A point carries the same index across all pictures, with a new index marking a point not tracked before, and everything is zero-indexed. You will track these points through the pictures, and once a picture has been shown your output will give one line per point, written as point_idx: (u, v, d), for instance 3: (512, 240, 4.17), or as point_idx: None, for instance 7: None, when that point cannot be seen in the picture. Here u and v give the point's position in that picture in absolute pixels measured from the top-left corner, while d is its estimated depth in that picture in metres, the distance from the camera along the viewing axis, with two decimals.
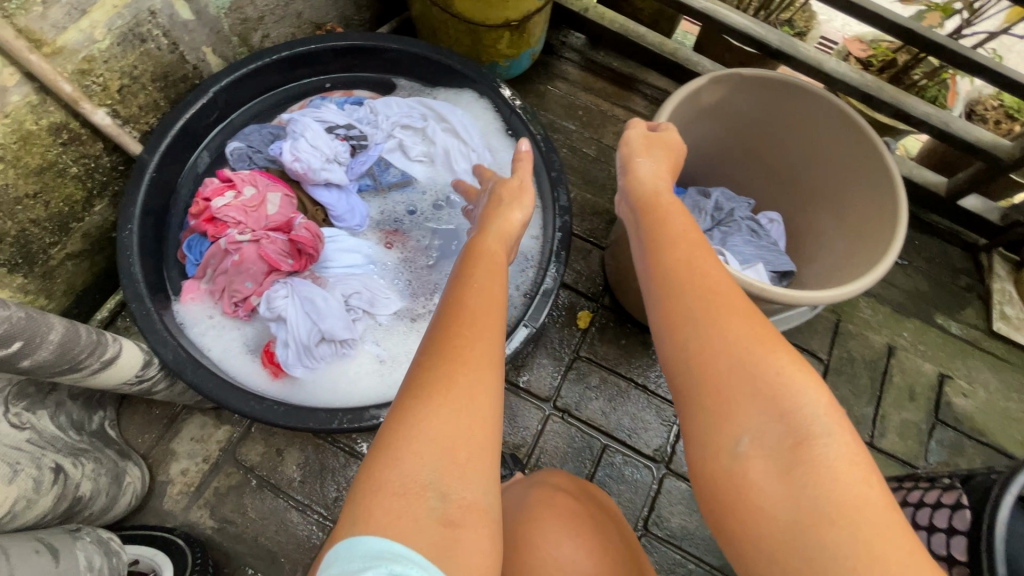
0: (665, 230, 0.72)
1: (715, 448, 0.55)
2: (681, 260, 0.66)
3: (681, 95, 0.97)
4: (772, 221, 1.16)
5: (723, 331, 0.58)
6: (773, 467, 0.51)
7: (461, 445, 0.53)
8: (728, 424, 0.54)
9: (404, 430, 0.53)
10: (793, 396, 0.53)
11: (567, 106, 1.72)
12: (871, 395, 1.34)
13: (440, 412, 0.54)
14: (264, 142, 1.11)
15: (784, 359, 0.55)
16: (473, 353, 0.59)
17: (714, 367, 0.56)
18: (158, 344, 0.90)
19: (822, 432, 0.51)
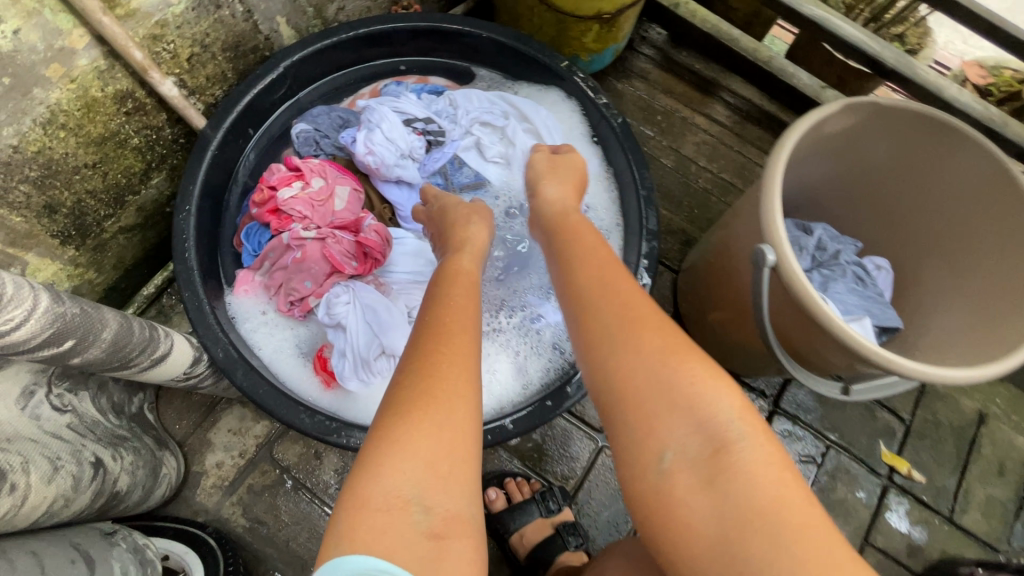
0: (581, 249, 0.74)
1: (643, 465, 0.56)
2: (593, 280, 0.68)
3: (810, 120, 0.85)
4: (879, 267, 1.03)
5: (637, 349, 0.60)
6: (697, 477, 0.54)
7: (442, 458, 0.52)
8: (653, 438, 0.56)
9: (386, 447, 0.52)
10: (708, 403, 0.56)
11: (645, 109, 1.53)
12: (955, 466, 1.22)
13: (421, 428, 0.53)
14: (334, 128, 1.04)
15: (696, 368, 0.58)
16: (449, 365, 0.58)
17: (634, 384, 0.58)
18: (209, 340, 0.84)
19: (738, 437, 0.54)
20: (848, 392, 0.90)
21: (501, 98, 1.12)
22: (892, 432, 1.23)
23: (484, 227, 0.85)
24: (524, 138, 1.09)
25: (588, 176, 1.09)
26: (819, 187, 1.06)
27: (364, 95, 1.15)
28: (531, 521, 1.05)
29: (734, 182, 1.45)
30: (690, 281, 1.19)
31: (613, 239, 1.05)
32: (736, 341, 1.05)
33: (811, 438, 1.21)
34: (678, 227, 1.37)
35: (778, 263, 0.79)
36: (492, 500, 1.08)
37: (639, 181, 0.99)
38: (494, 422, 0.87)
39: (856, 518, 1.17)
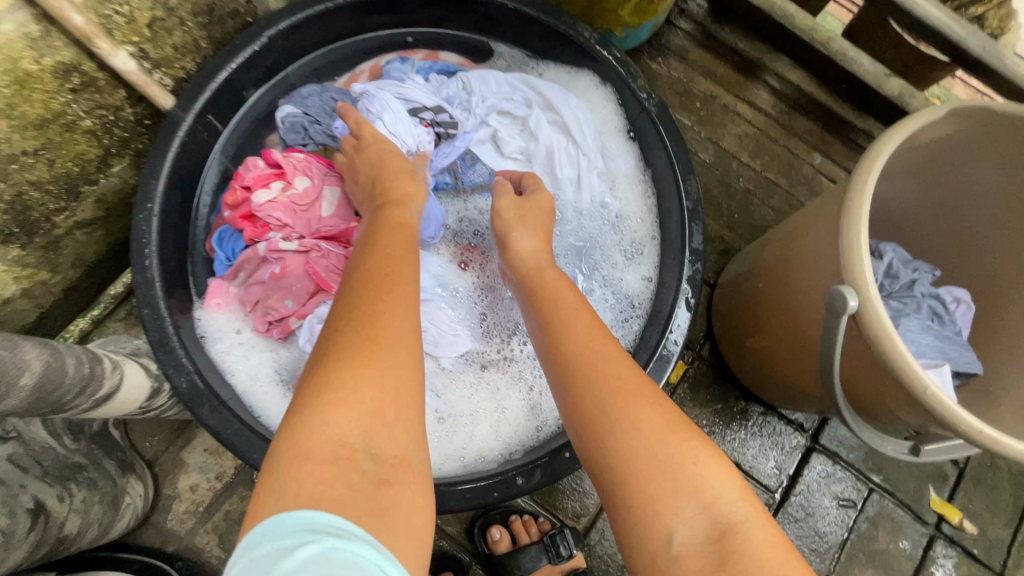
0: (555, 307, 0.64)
1: (653, 554, 0.45)
2: (578, 343, 0.58)
3: (906, 127, 0.70)
4: (958, 300, 0.87)
5: (631, 419, 0.50)
6: (708, 565, 0.43)
7: (389, 403, 0.44)
8: (656, 520, 0.46)
9: (326, 393, 0.43)
10: (709, 483, 0.46)
11: (681, 94, 1.29)
12: (1012, 516, 1.09)
13: (370, 373, 0.44)
14: (326, 112, 0.89)
15: (695, 444, 0.49)
16: (392, 310, 0.50)
17: (632, 461, 0.48)
18: (170, 368, 0.72)
19: (743, 519, 0.45)
20: (917, 452, 0.75)
21: (525, 82, 0.96)
22: (944, 476, 1.10)
23: (414, 184, 0.76)
24: (548, 131, 0.95)
25: (621, 177, 0.95)
26: (887, 201, 0.93)
27: (364, 72, 0.99)
28: (540, 567, 0.95)
29: (778, 182, 1.27)
30: (729, 300, 1.03)
31: (648, 255, 0.91)
32: (779, 376, 0.91)
33: (851, 480, 1.09)
34: (715, 233, 1.22)
35: (859, 313, 0.65)
36: (495, 541, 0.98)
37: (684, 189, 0.83)
38: (501, 475, 0.75)
39: (896, 570, 1.06)
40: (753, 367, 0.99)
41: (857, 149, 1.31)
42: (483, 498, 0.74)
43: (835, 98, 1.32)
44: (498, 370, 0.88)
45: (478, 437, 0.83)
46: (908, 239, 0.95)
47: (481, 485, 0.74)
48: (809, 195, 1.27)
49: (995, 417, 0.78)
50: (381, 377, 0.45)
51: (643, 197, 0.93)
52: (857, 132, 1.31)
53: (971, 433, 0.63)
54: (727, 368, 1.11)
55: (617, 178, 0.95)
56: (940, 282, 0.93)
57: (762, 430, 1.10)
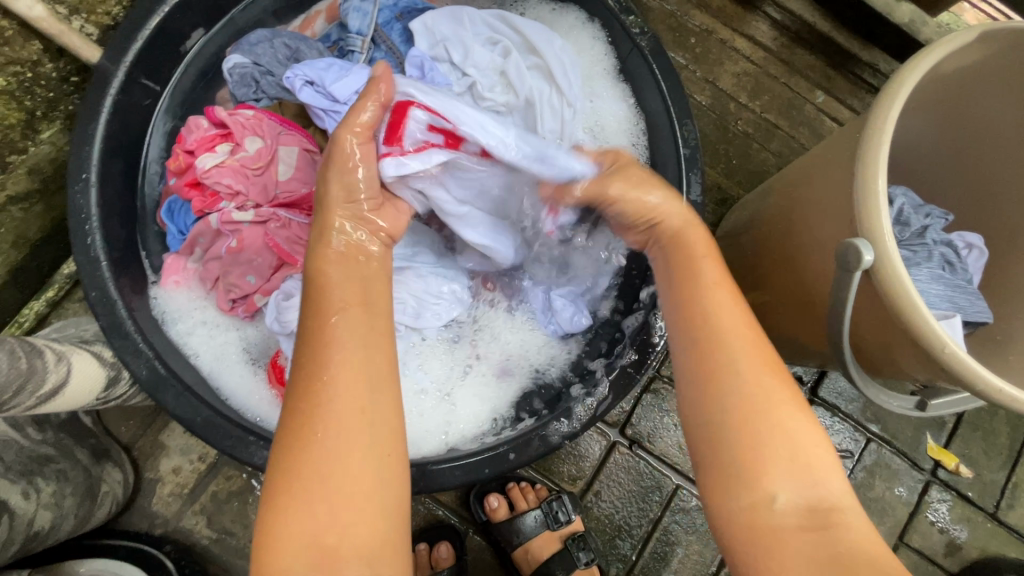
0: (695, 290, 0.57)
1: (752, 501, 0.47)
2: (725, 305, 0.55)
3: (936, 52, 0.64)
4: (971, 246, 0.82)
5: (755, 390, 0.50)
6: (806, 523, 0.46)
7: (331, 527, 0.44)
8: (765, 478, 0.47)
9: (283, 503, 0.44)
10: (822, 467, 0.48)
11: (675, 28, 1.17)
12: (1007, 458, 1.09)
13: (313, 496, 0.44)
14: (279, 62, 0.80)
15: (807, 424, 0.50)
16: (337, 413, 0.46)
17: (757, 429, 0.48)
18: (127, 355, 0.66)
19: (849, 507, 0.47)
20: (923, 407, 0.72)
21: (503, 21, 0.86)
22: (942, 423, 1.09)
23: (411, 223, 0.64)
24: (529, 81, 0.84)
25: (610, 120, 0.84)
26: (905, 144, 0.86)
27: (320, 14, 0.87)
28: (538, 533, 0.94)
29: (778, 124, 1.19)
30: (728, 254, 0.97)
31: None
32: (778, 331, 0.88)
33: (849, 431, 1.07)
34: (712, 182, 1.14)
35: (875, 266, 0.59)
36: (493, 509, 0.96)
37: (682, 137, 0.75)
38: (492, 450, 0.71)
39: (892, 517, 1.06)
40: None
41: (863, 85, 1.21)
42: (474, 474, 0.71)
43: (841, 28, 1.20)
44: (495, 335, 0.85)
45: (472, 414, 0.80)
46: (920, 180, 0.88)
47: (471, 461, 0.71)
48: (811, 137, 1.19)
49: (1003, 368, 0.75)
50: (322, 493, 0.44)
51: (640, 142, 0.82)
52: (862, 66, 1.21)
53: (988, 391, 0.58)
54: None
55: (606, 124, 0.85)
56: (952, 226, 0.87)
57: None
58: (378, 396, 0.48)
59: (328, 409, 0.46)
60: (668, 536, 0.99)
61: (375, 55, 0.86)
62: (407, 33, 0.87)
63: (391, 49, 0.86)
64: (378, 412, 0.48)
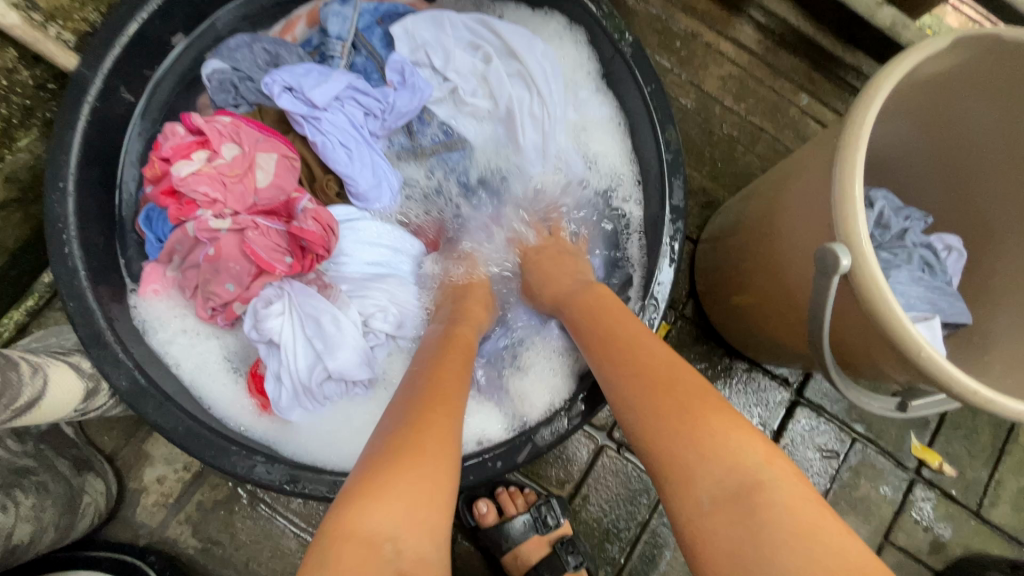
0: (593, 324, 0.65)
1: (686, 508, 0.48)
2: (624, 346, 0.60)
3: (913, 59, 0.64)
4: (949, 248, 0.83)
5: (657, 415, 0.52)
6: (734, 514, 0.45)
7: (411, 534, 0.44)
8: (689, 478, 0.48)
9: (385, 476, 0.47)
10: (714, 428, 0.49)
11: (660, 32, 1.18)
12: (990, 456, 1.10)
13: (403, 502, 0.46)
14: (258, 67, 0.79)
15: (713, 419, 0.50)
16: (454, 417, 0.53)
17: (667, 443, 0.50)
18: (107, 366, 0.65)
19: (770, 476, 0.46)
20: (904, 408, 0.72)
21: (483, 25, 0.86)
22: (925, 422, 1.10)
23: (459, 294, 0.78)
24: (509, 86, 0.85)
25: (594, 129, 0.85)
26: (884, 147, 0.87)
27: (301, 19, 0.87)
28: (527, 539, 0.94)
29: (763, 127, 1.19)
30: (713, 258, 0.97)
31: (627, 234, 0.84)
32: (763, 334, 0.88)
33: (834, 431, 1.08)
34: (697, 185, 1.15)
35: (852, 270, 0.60)
36: (483, 515, 0.96)
37: (663, 139, 0.75)
38: (476, 456, 0.71)
39: (877, 516, 1.07)
40: (736, 325, 0.96)
41: (846, 88, 1.22)
42: (459, 481, 0.70)
43: (824, 31, 1.21)
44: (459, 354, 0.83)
45: None
46: (900, 183, 0.89)
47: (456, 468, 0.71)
48: (795, 140, 1.20)
49: (981, 367, 0.76)
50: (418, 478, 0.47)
51: (624, 146, 0.83)
52: (845, 69, 1.22)
53: (966, 394, 0.59)
54: (711, 326, 1.07)
55: (591, 129, 0.85)
56: (931, 228, 0.88)
57: (747, 386, 1.07)
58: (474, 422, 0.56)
59: (439, 437, 0.51)
60: (656, 538, 1.00)
61: (356, 61, 0.86)
62: (388, 38, 0.87)
63: (372, 53, 0.86)
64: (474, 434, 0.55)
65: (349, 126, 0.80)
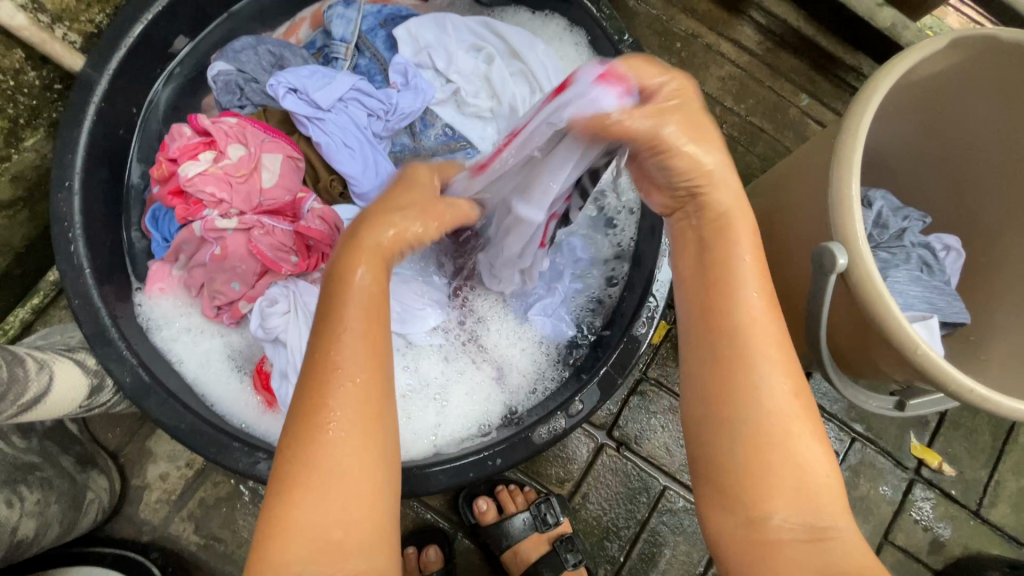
0: (723, 270, 0.49)
1: (742, 523, 0.46)
2: (761, 316, 0.47)
3: (911, 59, 0.65)
4: (948, 248, 0.83)
5: (781, 421, 0.46)
6: (803, 550, 0.44)
7: (338, 525, 0.43)
8: (763, 505, 0.45)
9: (290, 503, 0.43)
10: (806, 460, 0.46)
11: (660, 33, 1.19)
12: (989, 456, 1.10)
13: (322, 496, 0.43)
14: (264, 69, 0.81)
15: (818, 449, 0.47)
16: (342, 412, 0.45)
17: (765, 463, 0.45)
18: (111, 363, 0.66)
19: (842, 519, 0.45)
20: (902, 407, 0.73)
21: (487, 28, 0.87)
22: (925, 422, 1.10)
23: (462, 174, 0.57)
24: (512, 85, 0.85)
25: None
26: (883, 149, 0.88)
27: (305, 21, 0.88)
28: (526, 536, 0.95)
29: (763, 127, 1.20)
30: None
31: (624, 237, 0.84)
32: None
33: (834, 431, 1.09)
34: None
35: (848, 269, 0.60)
36: (482, 512, 0.97)
37: None
38: (476, 454, 0.72)
39: (877, 515, 1.08)
40: None
41: (846, 89, 1.23)
42: (460, 478, 0.71)
43: (824, 33, 1.21)
44: (485, 340, 0.83)
45: (457, 417, 0.80)
46: (900, 184, 0.90)
47: (457, 465, 0.71)
48: (794, 140, 1.20)
49: (979, 367, 0.77)
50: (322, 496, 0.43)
51: None
52: (845, 70, 1.22)
53: (962, 392, 0.59)
54: None
55: None
56: (930, 228, 0.89)
57: None
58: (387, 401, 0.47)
59: (344, 415, 0.44)
60: (656, 537, 1.00)
61: (359, 62, 0.87)
62: (391, 40, 0.88)
63: (375, 55, 0.87)
64: (386, 410, 0.47)
65: (352, 126, 0.81)
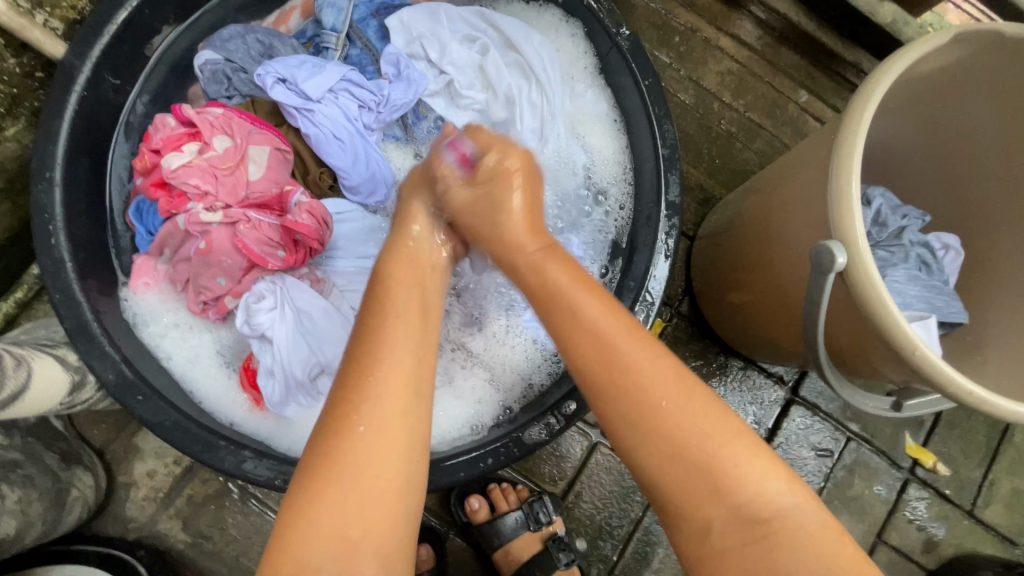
0: (555, 293, 0.57)
1: (692, 531, 0.47)
2: (602, 333, 0.53)
3: (911, 54, 0.64)
4: (947, 247, 0.82)
5: (657, 425, 0.49)
6: (742, 540, 0.45)
7: (357, 522, 0.45)
8: (697, 504, 0.47)
9: (313, 499, 0.46)
10: (729, 462, 0.47)
11: (659, 26, 1.17)
12: (983, 456, 1.10)
13: (343, 494, 0.46)
14: (252, 58, 0.79)
15: (739, 445, 0.48)
16: (376, 411, 0.49)
17: (676, 461, 0.48)
18: (92, 359, 0.64)
19: (790, 504, 0.46)
20: (899, 408, 0.72)
21: (481, 17, 0.85)
22: (920, 421, 1.10)
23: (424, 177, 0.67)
24: (507, 77, 0.84)
25: (590, 123, 0.84)
26: (883, 146, 0.86)
27: (295, 10, 0.86)
28: (518, 535, 0.94)
29: (762, 123, 1.18)
30: (709, 254, 0.96)
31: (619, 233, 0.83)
32: (760, 331, 0.86)
33: (829, 430, 1.08)
34: (694, 182, 1.15)
35: (848, 268, 0.59)
36: (474, 511, 0.95)
37: (659, 135, 0.74)
38: (467, 454, 0.71)
39: (871, 514, 1.07)
40: (732, 323, 0.95)
41: (846, 86, 1.21)
42: (451, 478, 0.70)
43: (824, 28, 1.20)
44: (475, 345, 0.83)
45: (448, 417, 0.79)
46: (900, 182, 0.88)
47: (447, 463, 0.70)
48: (793, 137, 1.19)
49: (976, 367, 0.76)
50: (341, 495, 0.46)
51: (620, 141, 0.81)
52: (844, 65, 1.21)
53: (960, 394, 0.58)
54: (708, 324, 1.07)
55: (587, 123, 0.84)
56: (929, 227, 0.88)
57: (742, 384, 1.07)
58: (417, 404, 0.51)
59: (374, 408, 0.49)
60: (649, 536, 0.99)
61: (351, 53, 0.85)
62: (384, 29, 0.86)
63: (367, 45, 0.85)
64: (414, 413, 0.51)
65: (342, 117, 0.79)
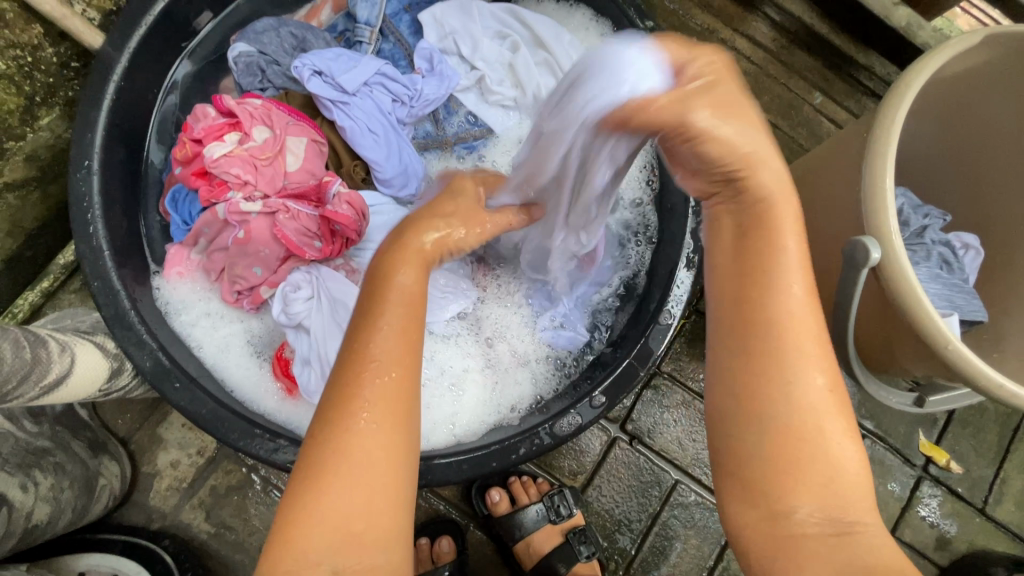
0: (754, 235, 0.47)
1: (758, 520, 0.44)
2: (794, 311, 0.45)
3: (948, 50, 0.65)
4: (967, 246, 0.83)
5: (817, 430, 0.43)
6: (822, 536, 0.43)
7: (361, 515, 0.41)
8: (782, 498, 0.43)
9: (313, 489, 0.42)
10: (841, 466, 0.44)
11: (676, 26, 1.18)
12: (995, 454, 1.11)
13: (347, 485, 0.42)
14: (285, 52, 0.79)
15: (846, 456, 0.44)
16: (377, 393, 0.43)
17: (793, 467, 0.43)
18: (130, 347, 0.65)
19: (872, 520, 0.43)
20: (921, 404, 0.72)
21: (512, 15, 0.86)
22: (933, 420, 1.11)
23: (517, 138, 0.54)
24: (536, 75, 0.84)
25: None
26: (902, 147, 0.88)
27: (326, 4, 0.86)
28: (539, 528, 0.95)
29: (777, 124, 1.20)
30: None
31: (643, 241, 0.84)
32: None
33: None
34: None
35: (881, 262, 0.60)
36: (495, 503, 0.97)
37: None
38: (496, 444, 0.72)
39: (885, 511, 1.08)
40: None
41: (859, 88, 1.22)
42: (483, 468, 0.71)
43: (839, 31, 1.21)
44: (495, 330, 0.84)
45: (470, 406, 0.80)
46: (919, 182, 0.90)
47: (479, 454, 0.71)
48: (809, 139, 1.20)
49: (995, 365, 0.77)
50: (349, 485, 0.42)
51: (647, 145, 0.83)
52: (858, 69, 1.22)
53: (988, 386, 0.59)
54: None
55: None
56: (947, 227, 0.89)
57: None
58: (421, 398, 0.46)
59: (376, 397, 0.43)
60: (668, 530, 1.00)
61: (383, 47, 0.86)
62: (416, 24, 0.87)
63: (400, 40, 0.86)
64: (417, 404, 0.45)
65: (376, 111, 0.80)
